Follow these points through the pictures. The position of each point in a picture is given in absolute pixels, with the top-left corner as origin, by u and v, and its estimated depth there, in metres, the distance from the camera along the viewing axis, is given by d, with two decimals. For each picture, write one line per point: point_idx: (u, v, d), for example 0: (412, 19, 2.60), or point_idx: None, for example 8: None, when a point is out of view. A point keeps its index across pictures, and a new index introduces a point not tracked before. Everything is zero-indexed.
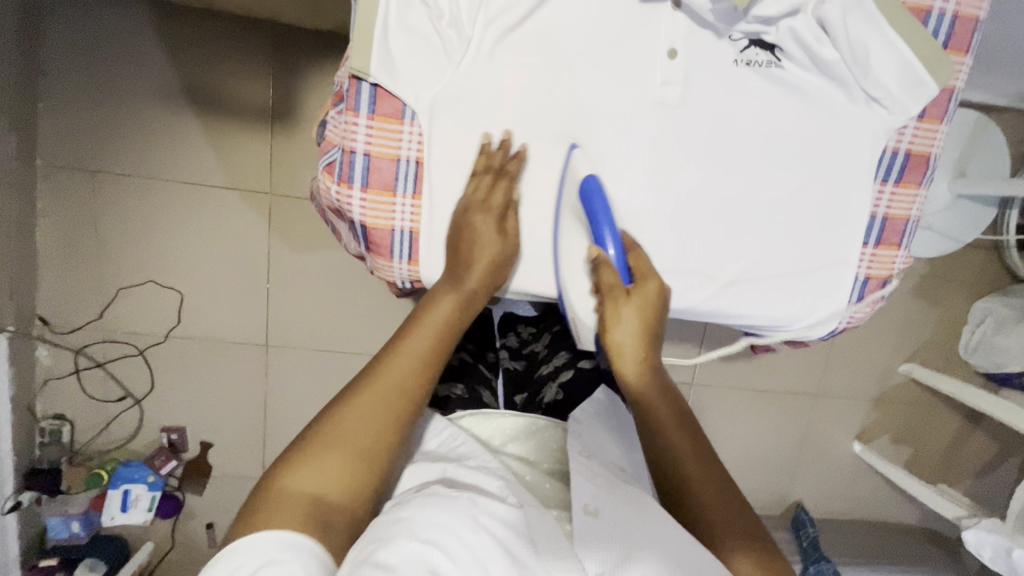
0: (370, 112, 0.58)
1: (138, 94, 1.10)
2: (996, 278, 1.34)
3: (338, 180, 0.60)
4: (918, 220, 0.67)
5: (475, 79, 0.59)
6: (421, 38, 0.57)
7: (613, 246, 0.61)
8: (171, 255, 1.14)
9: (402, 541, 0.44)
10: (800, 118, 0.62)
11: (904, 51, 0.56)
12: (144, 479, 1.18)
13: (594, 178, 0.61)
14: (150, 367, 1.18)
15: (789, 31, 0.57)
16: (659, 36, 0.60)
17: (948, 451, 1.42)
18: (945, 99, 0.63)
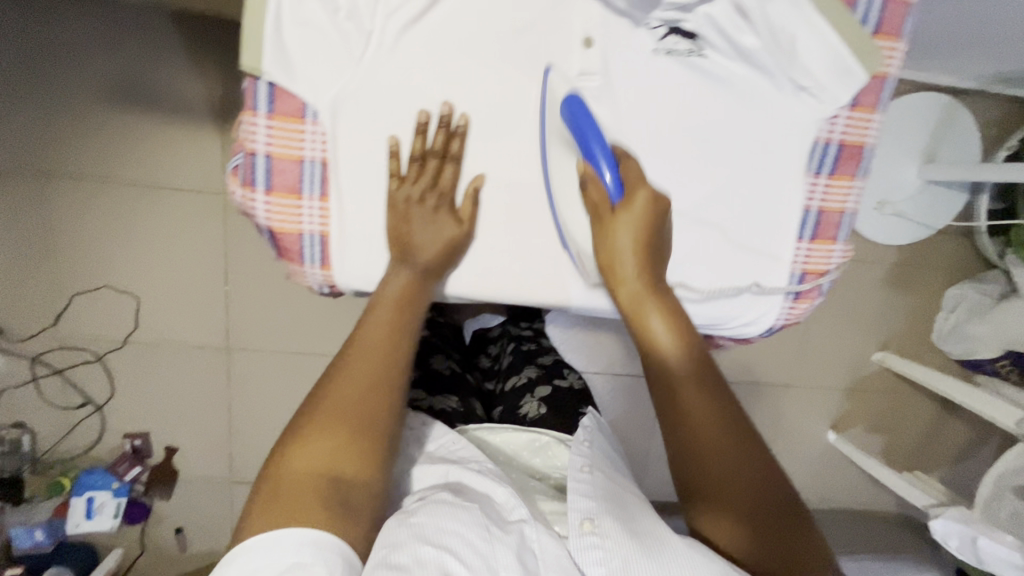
0: (269, 111, 0.56)
1: (81, 95, 1.07)
2: (968, 264, 1.33)
3: (243, 183, 0.59)
4: (854, 212, 0.65)
5: (383, 75, 0.57)
6: (317, 31, 0.54)
7: (606, 164, 0.56)
8: (127, 258, 1.12)
9: (416, 545, 0.49)
10: (725, 108, 0.61)
11: (831, 38, 0.56)
12: (108, 486, 1.17)
13: (575, 96, 0.58)
14: (109, 373, 1.16)
15: (707, 18, 0.56)
16: (574, 25, 0.58)
17: (924, 440, 1.41)
18: (876, 87, 0.61)
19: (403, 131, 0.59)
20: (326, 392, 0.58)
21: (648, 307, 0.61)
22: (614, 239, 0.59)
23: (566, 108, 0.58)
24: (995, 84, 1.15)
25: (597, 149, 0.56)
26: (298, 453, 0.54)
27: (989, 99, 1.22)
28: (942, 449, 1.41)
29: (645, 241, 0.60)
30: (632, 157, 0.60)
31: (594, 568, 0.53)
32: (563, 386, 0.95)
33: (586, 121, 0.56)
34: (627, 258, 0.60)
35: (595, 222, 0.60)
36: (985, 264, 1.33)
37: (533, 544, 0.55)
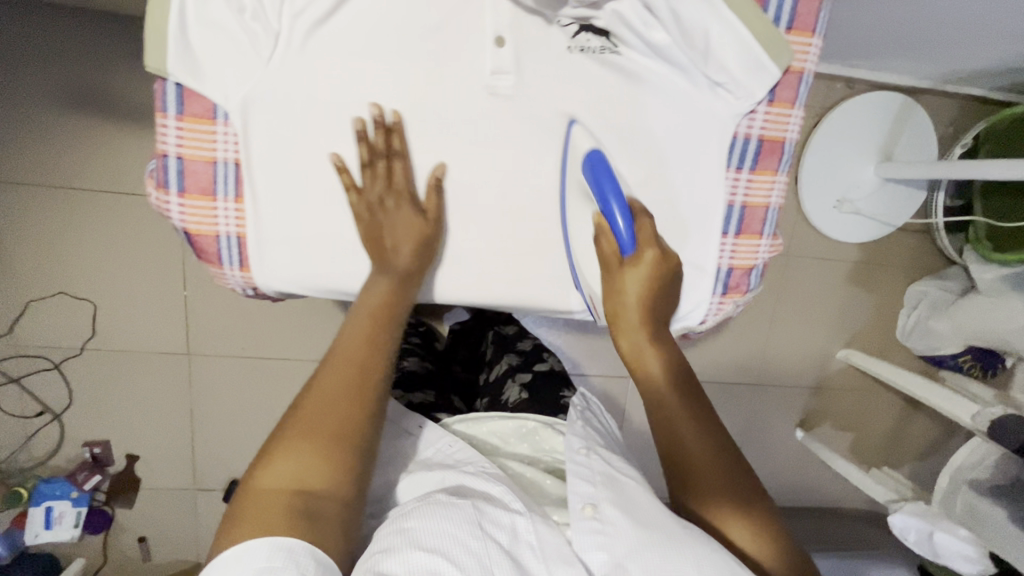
0: (179, 112, 0.56)
1: (29, 99, 1.05)
2: (929, 260, 1.34)
3: (157, 185, 0.59)
4: (778, 206, 0.69)
5: (292, 75, 0.57)
6: (224, 33, 0.54)
7: (620, 214, 0.57)
8: (83, 265, 1.11)
9: (408, 552, 0.48)
10: (641, 104, 0.63)
11: (743, 33, 0.58)
12: (68, 495, 1.15)
13: (597, 151, 0.58)
14: (67, 381, 1.15)
15: (615, 14, 0.57)
16: (485, 24, 0.59)
17: (892, 437, 1.42)
18: (794, 81, 0.63)
19: (321, 132, 0.59)
20: (299, 402, 0.55)
21: (648, 357, 0.63)
22: (621, 293, 0.61)
23: (588, 163, 0.58)
24: (948, 83, 1.17)
25: (615, 205, 0.56)
26: (268, 470, 0.51)
27: (945, 97, 1.24)
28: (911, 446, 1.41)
29: (651, 293, 0.61)
30: (647, 215, 0.60)
31: (591, 553, 0.55)
32: (542, 369, 0.96)
33: (607, 178, 0.56)
34: (632, 311, 0.61)
35: (602, 271, 0.62)
36: (947, 260, 1.34)
37: (529, 536, 0.55)
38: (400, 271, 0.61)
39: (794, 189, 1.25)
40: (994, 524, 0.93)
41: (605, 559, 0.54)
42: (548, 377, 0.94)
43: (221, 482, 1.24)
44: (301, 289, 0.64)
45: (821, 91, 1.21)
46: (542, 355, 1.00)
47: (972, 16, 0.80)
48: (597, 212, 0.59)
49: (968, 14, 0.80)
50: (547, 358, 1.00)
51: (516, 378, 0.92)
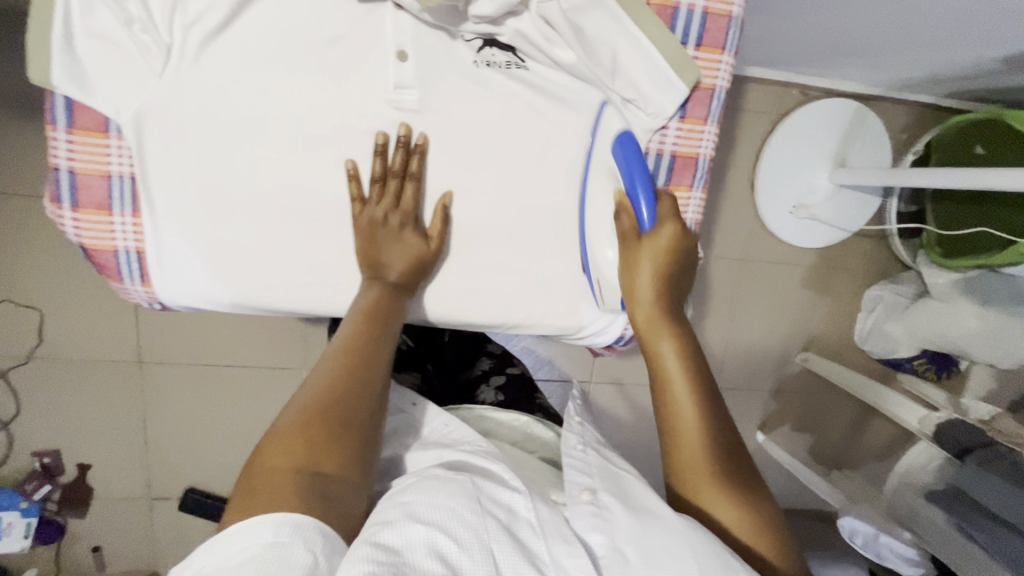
0: (69, 125, 0.56)
1: None
2: (884, 266, 1.36)
3: (50, 199, 0.59)
4: (693, 223, 0.71)
5: (188, 91, 0.57)
6: (113, 45, 0.53)
7: (644, 195, 0.60)
8: (25, 274, 1.08)
9: (406, 524, 0.46)
10: (553, 118, 0.66)
11: (651, 49, 0.60)
12: (16, 506, 1.12)
13: (626, 134, 0.62)
14: (13, 389, 1.13)
15: (518, 32, 0.60)
16: (386, 37, 0.59)
17: (848, 439, 1.43)
18: (705, 98, 0.66)
19: (229, 145, 0.59)
20: (280, 415, 0.52)
21: (661, 334, 0.61)
22: (636, 268, 0.62)
23: (618, 144, 0.62)
24: (898, 91, 1.18)
25: (639, 184, 0.59)
26: (279, 449, 0.48)
27: (895, 104, 1.25)
28: (868, 448, 1.42)
29: (668, 272, 0.61)
30: (670, 197, 0.62)
31: (591, 535, 0.52)
32: (514, 372, 0.96)
33: (636, 161, 0.60)
34: (647, 284, 0.61)
35: (620, 249, 0.63)
36: (902, 265, 1.36)
37: (529, 514, 0.53)
38: (392, 285, 0.63)
39: (751, 195, 1.26)
40: (934, 526, 0.93)
41: (604, 543, 0.51)
42: (522, 378, 0.95)
43: (176, 490, 1.23)
44: (206, 304, 0.64)
45: (776, 97, 1.22)
46: (514, 358, 1.00)
47: (904, 26, 0.80)
48: (620, 189, 0.62)
49: (900, 27, 0.81)
50: (518, 361, 1.00)
51: (491, 380, 0.92)
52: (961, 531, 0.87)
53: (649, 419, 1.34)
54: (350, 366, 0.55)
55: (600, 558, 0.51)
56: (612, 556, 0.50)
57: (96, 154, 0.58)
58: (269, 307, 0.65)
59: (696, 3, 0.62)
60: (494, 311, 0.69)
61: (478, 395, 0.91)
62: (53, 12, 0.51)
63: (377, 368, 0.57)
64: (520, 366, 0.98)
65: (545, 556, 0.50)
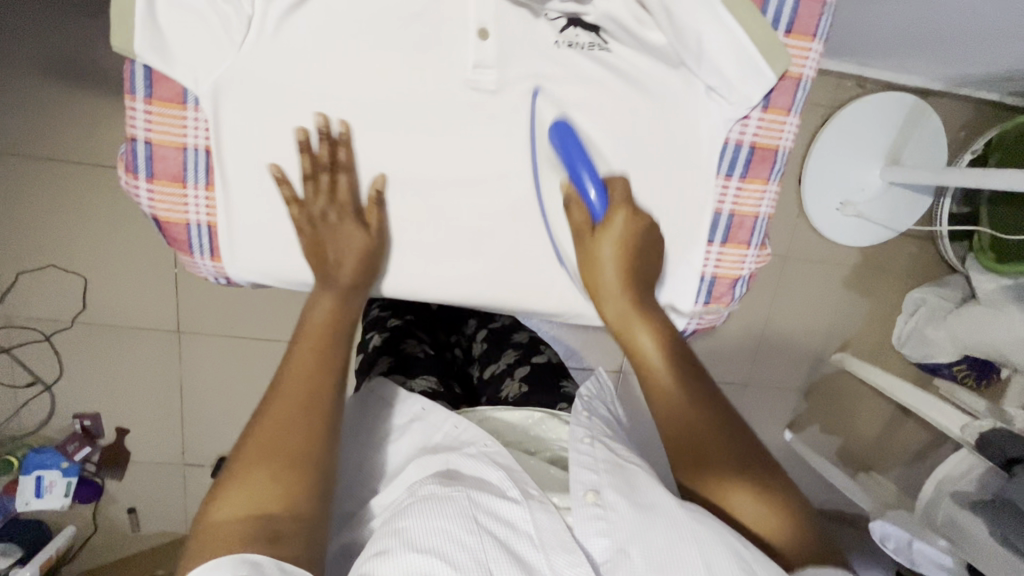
0: (148, 96, 0.56)
1: (12, 69, 1.03)
2: (929, 268, 1.32)
3: (127, 168, 0.59)
4: (767, 217, 0.67)
5: (264, 62, 0.56)
6: (194, 15, 0.53)
7: (592, 189, 0.60)
8: (71, 240, 1.10)
9: (403, 554, 0.47)
10: (634, 105, 0.62)
11: (736, 33, 0.57)
12: (58, 465, 1.17)
13: (563, 122, 0.60)
14: (57, 352, 1.15)
15: (606, 14, 0.58)
16: (468, 15, 0.58)
17: (879, 442, 1.41)
18: (790, 88, 0.62)
19: (299, 122, 0.58)
20: (246, 437, 0.52)
21: (644, 333, 0.62)
22: (598, 252, 0.62)
23: (556, 134, 0.60)
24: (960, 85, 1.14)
25: (585, 176, 0.59)
26: (224, 501, 0.48)
27: (956, 100, 1.20)
28: (897, 453, 1.41)
29: (627, 252, 0.62)
30: (621, 175, 0.62)
31: (596, 541, 0.52)
32: (540, 361, 0.94)
33: (575, 148, 0.59)
34: (614, 275, 0.62)
35: (578, 245, 0.63)
36: (947, 268, 1.32)
37: (529, 524, 0.53)
38: (343, 283, 0.61)
39: (798, 189, 1.22)
40: (971, 535, 0.93)
41: (607, 546, 0.51)
42: (545, 366, 0.92)
43: (210, 458, 1.25)
44: (274, 280, 0.64)
45: (830, 89, 1.18)
46: (539, 347, 0.97)
47: (989, 19, 0.76)
48: (565, 180, 0.62)
49: (979, 18, 0.77)
50: (545, 349, 0.98)
51: (514, 371, 0.90)
52: (1004, 540, 0.86)
53: None
54: (291, 398, 0.53)
55: (602, 562, 0.51)
56: (613, 560, 0.51)
57: (172, 125, 0.58)
58: None
59: None
60: (559, 300, 0.67)
61: (502, 389, 0.89)
62: None
63: (331, 386, 0.55)
64: (547, 353, 0.96)
65: (546, 569, 0.51)
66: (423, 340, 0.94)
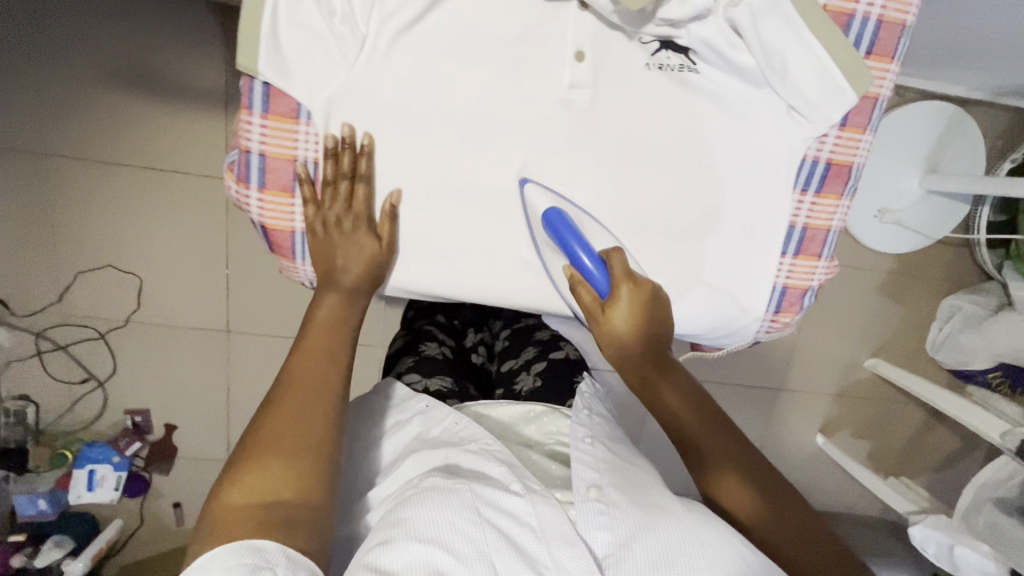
0: (263, 111, 0.58)
1: (77, 76, 1.06)
2: (965, 275, 1.33)
3: (237, 178, 0.62)
4: (839, 230, 0.66)
5: (372, 82, 0.58)
6: (312, 34, 0.55)
7: (594, 265, 0.59)
8: (128, 242, 1.13)
9: (405, 545, 0.50)
10: (717, 124, 0.62)
11: (822, 57, 0.57)
12: (109, 460, 1.19)
13: (554, 210, 0.60)
14: (111, 350, 1.19)
15: (698, 36, 0.57)
16: (567, 36, 0.58)
17: (910, 447, 1.42)
18: (868, 107, 0.62)
19: (391, 137, 0.60)
20: (258, 426, 0.55)
21: (661, 384, 0.65)
22: (613, 330, 0.61)
23: (548, 220, 0.60)
24: (1002, 96, 1.15)
25: (585, 257, 0.59)
26: (235, 487, 0.51)
27: (995, 109, 1.21)
28: (927, 457, 1.42)
29: (637, 319, 0.61)
30: (616, 248, 0.60)
31: (597, 534, 0.56)
32: (557, 357, 0.91)
33: (569, 234, 0.58)
34: (630, 345, 0.62)
35: (591, 322, 0.63)
36: (982, 276, 1.33)
37: (529, 518, 0.57)
38: (347, 287, 0.63)
39: None
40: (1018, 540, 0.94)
41: (609, 540, 0.55)
42: (564, 361, 0.90)
43: None
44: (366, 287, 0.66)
45: None
46: (557, 342, 0.95)
47: None
48: (568, 265, 0.61)
49: None
50: (565, 346, 0.94)
51: (531, 366, 0.88)
52: None
53: None
54: (300, 399, 0.57)
55: (604, 556, 0.55)
56: (616, 553, 0.54)
57: (284, 138, 0.60)
58: (423, 292, 0.66)
59: (873, 10, 0.59)
60: None
61: (517, 384, 0.88)
62: (265, 5, 0.53)
63: (330, 383, 0.59)
64: (566, 350, 0.93)
65: (546, 560, 0.54)
66: (442, 339, 0.92)
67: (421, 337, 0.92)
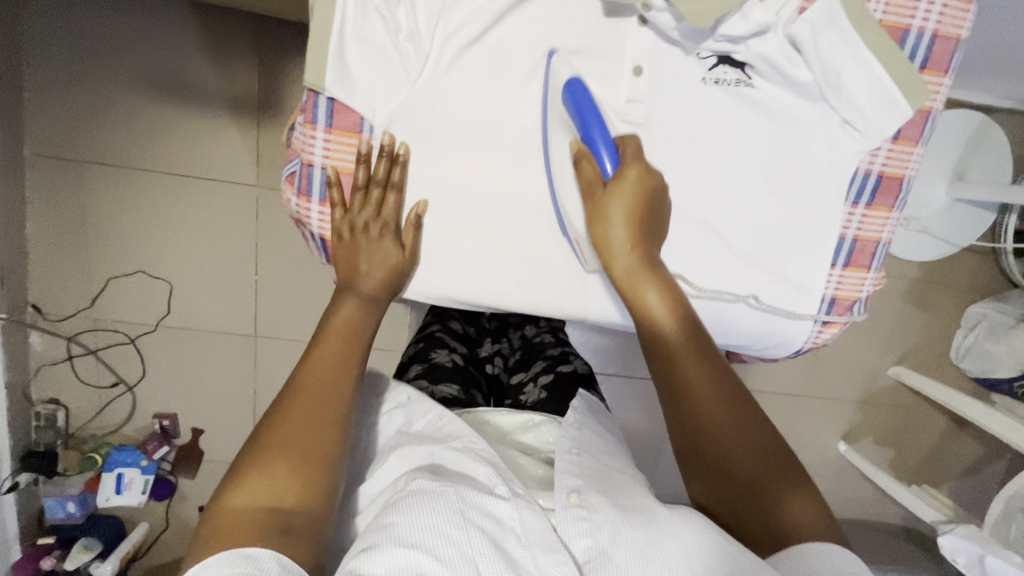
0: (327, 125, 0.59)
1: (114, 85, 1.08)
2: (990, 283, 1.33)
3: (297, 193, 0.63)
4: (888, 242, 0.67)
5: (432, 97, 0.59)
6: (376, 50, 0.56)
7: (601, 146, 0.57)
8: (160, 248, 1.15)
9: (389, 550, 0.46)
10: (771, 137, 0.62)
11: (879, 71, 0.57)
12: (137, 464, 1.20)
13: (578, 81, 0.57)
14: (140, 355, 1.20)
15: (757, 52, 0.58)
16: (625, 52, 0.59)
17: (933, 456, 1.41)
18: (920, 120, 0.63)
19: (445, 149, 0.61)
20: (269, 427, 0.52)
21: (643, 282, 0.59)
22: (610, 212, 0.58)
23: (568, 93, 0.57)
24: None
25: (596, 133, 0.57)
26: (239, 489, 0.48)
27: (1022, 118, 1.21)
28: (951, 466, 1.41)
29: (639, 212, 0.59)
30: (632, 136, 0.60)
31: (578, 540, 0.52)
32: (565, 370, 0.88)
33: (588, 107, 0.56)
34: (620, 233, 0.59)
35: (586, 202, 0.59)
36: (1008, 284, 1.33)
37: (513, 522, 0.52)
38: (369, 294, 0.62)
39: None
40: None
41: (590, 546, 0.51)
42: (573, 376, 0.87)
43: None
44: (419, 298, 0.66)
45: None
46: (569, 356, 0.92)
47: None
48: (576, 139, 0.59)
49: None
50: (575, 360, 0.91)
51: (537, 379, 0.86)
52: None
53: None
54: (312, 394, 0.54)
55: (585, 561, 0.51)
56: (598, 560, 0.50)
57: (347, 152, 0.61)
58: (474, 303, 0.66)
59: (928, 24, 0.59)
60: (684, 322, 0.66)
61: (522, 395, 0.85)
62: (333, 19, 0.54)
63: (346, 388, 0.56)
64: (575, 363, 0.90)
65: (529, 566, 0.50)
66: (453, 346, 0.90)
67: (431, 343, 0.91)
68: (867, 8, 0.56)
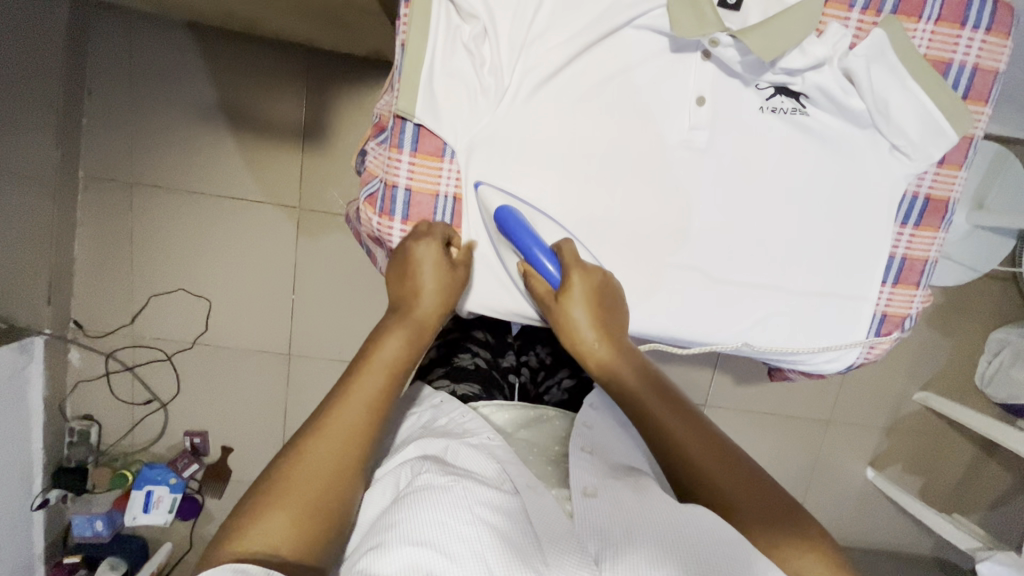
0: (412, 149, 0.63)
1: (170, 113, 1.13)
2: (1012, 309, 1.34)
3: (379, 212, 0.66)
4: (936, 261, 0.70)
5: (510, 122, 0.62)
6: (462, 80, 0.61)
7: (545, 258, 0.60)
8: (202, 266, 1.18)
9: (397, 548, 0.44)
10: (824, 162, 0.66)
11: (923, 100, 0.62)
12: (167, 481, 1.19)
13: (506, 207, 0.60)
14: (177, 372, 1.22)
15: (814, 83, 0.62)
16: (688, 83, 0.63)
17: (962, 484, 1.40)
18: (964, 146, 0.67)
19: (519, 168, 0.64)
20: (282, 468, 0.50)
21: (618, 366, 0.62)
22: (570, 317, 0.61)
23: (501, 221, 0.60)
24: None
25: (536, 250, 0.60)
26: (242, 530, 0.46)
27: None
28: (980, 495, 1.39)
29: (595, 309, 0.62)
30: (568, 239, 0.62)
31: (591, 537, 0.49)
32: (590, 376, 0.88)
33: (523, 230, 0.59)
34: (585, 331, 0.61)
35: (546, 312, 0.63)
36: None
37: (529, 512, 0.52)
38: (416, 328, 0.61)
39: None
40: None
41: (600, 538, 0.49)
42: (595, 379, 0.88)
43: None
44: (486, 310, 0.69)
45: None
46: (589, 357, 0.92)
47: None
48: (521, 260, 0.62)
49: None
50: None
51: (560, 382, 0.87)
52: None
53: (756, 446, 1.36)
54: (338, 432, 0.53)
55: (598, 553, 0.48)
56: (605, 546, 0.48)
57: (428, 174, 0.64)
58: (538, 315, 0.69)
59: (969, 59, 0.64)
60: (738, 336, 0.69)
61: (545, 397, 0.87)
62: (423, 55, 0.60)
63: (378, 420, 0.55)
64: None
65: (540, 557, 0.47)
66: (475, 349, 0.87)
67: (452, 348, 0.88)
68: (910, 45, 0.61)
